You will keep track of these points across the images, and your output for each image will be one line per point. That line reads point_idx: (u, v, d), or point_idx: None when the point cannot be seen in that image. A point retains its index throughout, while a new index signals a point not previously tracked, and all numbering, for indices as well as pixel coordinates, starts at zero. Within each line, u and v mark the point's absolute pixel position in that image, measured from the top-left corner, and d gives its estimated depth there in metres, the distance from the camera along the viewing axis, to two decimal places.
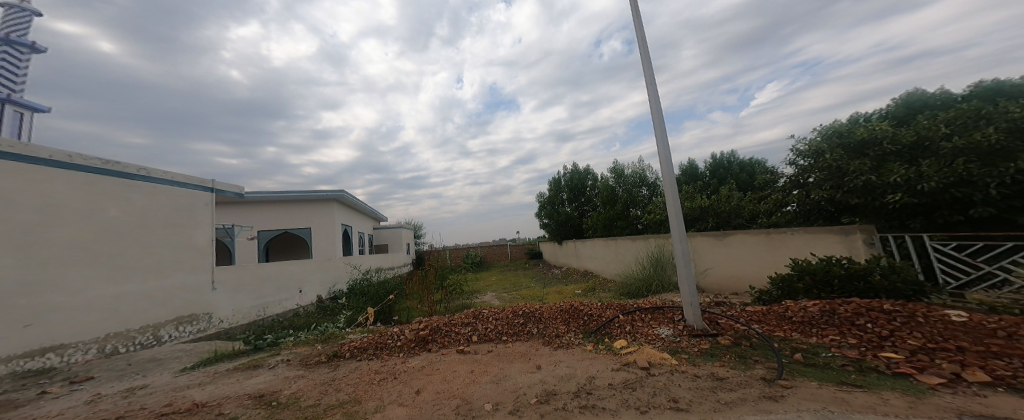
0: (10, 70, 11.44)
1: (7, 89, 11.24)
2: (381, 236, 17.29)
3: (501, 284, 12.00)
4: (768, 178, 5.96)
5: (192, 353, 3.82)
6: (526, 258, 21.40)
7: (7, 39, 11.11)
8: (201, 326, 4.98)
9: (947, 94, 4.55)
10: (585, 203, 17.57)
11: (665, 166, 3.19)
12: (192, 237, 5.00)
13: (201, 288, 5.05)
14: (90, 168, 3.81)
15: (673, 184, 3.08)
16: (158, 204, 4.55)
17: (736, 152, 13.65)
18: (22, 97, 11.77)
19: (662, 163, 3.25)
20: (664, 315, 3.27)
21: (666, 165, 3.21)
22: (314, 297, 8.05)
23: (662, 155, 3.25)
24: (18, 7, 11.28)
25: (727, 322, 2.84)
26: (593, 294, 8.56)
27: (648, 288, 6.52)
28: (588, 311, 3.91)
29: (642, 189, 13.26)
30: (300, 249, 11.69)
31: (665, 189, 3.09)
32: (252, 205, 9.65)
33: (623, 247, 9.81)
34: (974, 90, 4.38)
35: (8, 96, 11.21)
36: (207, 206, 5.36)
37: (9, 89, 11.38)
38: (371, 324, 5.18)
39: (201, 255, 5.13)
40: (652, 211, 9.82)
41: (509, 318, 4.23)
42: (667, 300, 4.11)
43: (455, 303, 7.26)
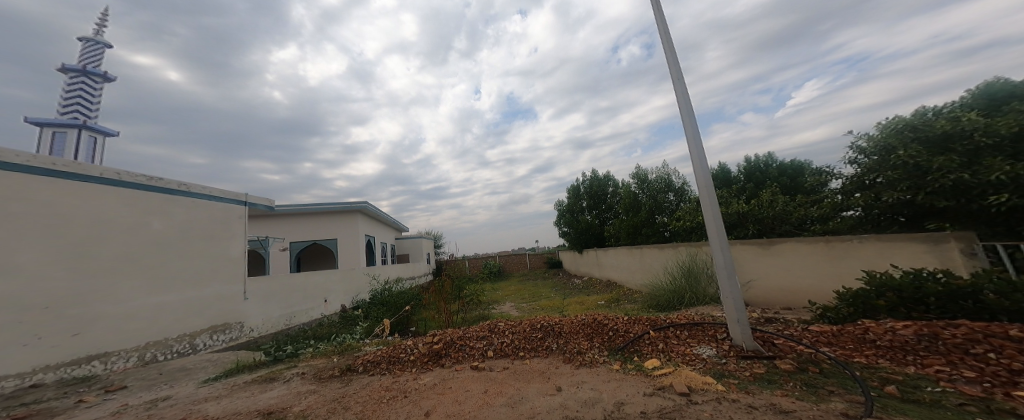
0: (86, 99, 12.76)
1: (83, 115, 12.52)
2: (403, 245, 17.54)
3: (519, 294, 11.68)
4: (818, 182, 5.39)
5: (218, 363, 3.83)
6: (546, 267, 20.93)
7: (82, 70, 12.52)
8: (233, 335, 5.07)
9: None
10: (607, 211, 17.00)
11: (699, 167, 2.81)
12: (227, 248, 5.15)
13: (234, 298, 5.16)
14: (137, 184, 4.00)
15: (708, 188, 2.71)
16: (197, 217, 4.73)
17: (770, 154, 12.72)
18: (96, 123, 13.10)
19: (696, 165, 2.89)
20: (704, 332, 2.86)
21: (699, 167, 2.85)
22: (337, 307, 8.15)
23: (697, 156, 2.90)
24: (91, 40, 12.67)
25: (786, 343, 2.43)
26: (617, 306, 8.05)
27: (680, 301, 6.00)
28: (613, 325, 3.55)
29: (669, 194, 12.52)
30: (326, 258, 12.01)
31: (700, 192, 2.74)
32: (282, 217, 10.03)
33: (648, 256, 9.25)
34: None
35: (84, 122, 12.51)
36: (241, 219, 5.53)
37: (85, 115, 12.70)
38: (388, 336, 5.08)
39: (235, 265, 5.27)
40: (680, 217, 9.22)
41: (527, 332, 3.94)
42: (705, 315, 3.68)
43: (473, 314, 7.05)
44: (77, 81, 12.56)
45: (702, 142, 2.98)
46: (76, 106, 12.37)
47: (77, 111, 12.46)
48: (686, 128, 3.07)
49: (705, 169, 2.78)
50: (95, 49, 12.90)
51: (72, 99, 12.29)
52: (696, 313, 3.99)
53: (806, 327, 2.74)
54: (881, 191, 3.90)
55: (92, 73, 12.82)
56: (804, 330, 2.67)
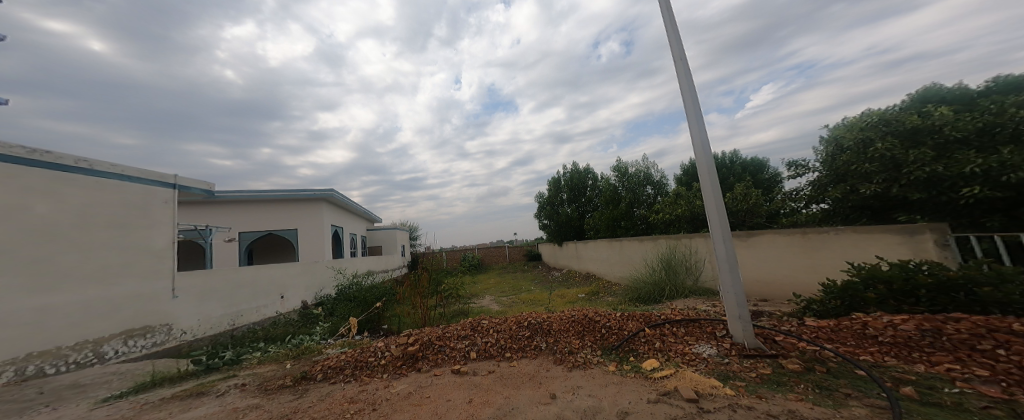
0: None
1: None
2: (376, 237, 16.70)
3: (499, 287, 11.45)
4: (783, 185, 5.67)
5: (127, 377, 3.29)
6: (526, 259, 20.85)
7: None
8: (157, 339, 4.40)
9: (964, 89, 4.18)
10: (585, 203, 17.09)
11: (705, 155, 2.61)
12: (147, 238, 4.44)
13: (159, 296, 4.48)
14: (9, 159, 3.25)
15: (712, 176, 2.52)
16: (103, 201, 4.00)
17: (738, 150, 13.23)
18: None
19: (698, 152, 2.70)
20: (701, 329, 2.72)
21: (704, 156, 2.66)
22: (298, 304, 7.48)
23: (698, 144, 2.71)
24: None
25: (786, 339, 2.31)
26: (598, 299, 8.04)
27: (661, 293, 6.00)
28: (605, 321, 3.37)
29: (647, 187, 12.69)
30: (287, 251, 11.08)
31: (700, 177, 2.59)
32: (233, 205, 9.03)
33: (628, 249, 9.31)
34: (990, 86, 4.04)
35: None
36: (167, 204, 4.80)
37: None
38: (356, 336, 4.62)
39: (160, 259, 4.58)
40: (659, 210, 9.34)
41: (513, 330, 3.68)
42: (696, 309, 3.61)
43: (451, 309, 6.71)
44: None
45: (703, 127, 2.79)
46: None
47: None
48: (687, 113, 2.87)
49: (709, 157, 2.62)
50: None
51: None
52: (684, 307, 3.93)
53: (801, 321, 2.66)
54: (856, 183, 3.96)
55: None
56: (799, 324, 2.59)
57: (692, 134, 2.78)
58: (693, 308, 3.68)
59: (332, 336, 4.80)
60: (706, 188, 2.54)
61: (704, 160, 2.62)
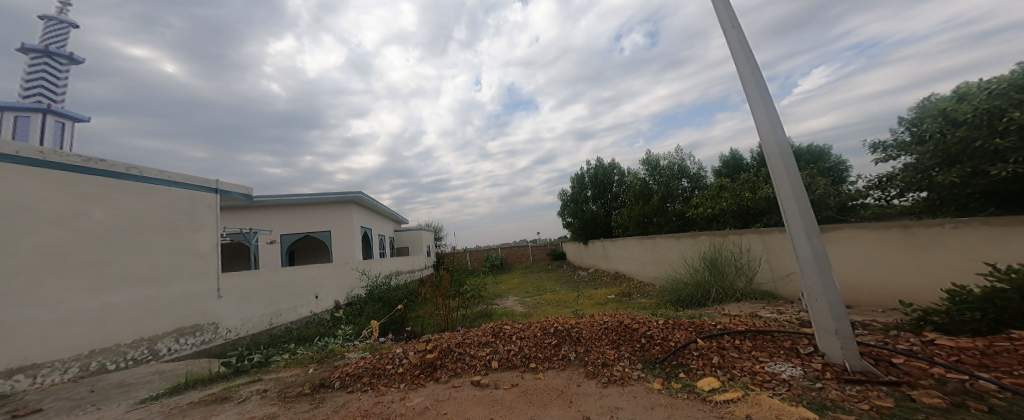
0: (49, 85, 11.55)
1: (47, 100, 11.29)
2: (402, 238, 16.97)
3: (523, 288, 11.12)
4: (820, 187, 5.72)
5: (168, 377, 3.26)
6: (550, 259, 20.36)
7: (43, 51, 11.30)
8: (205, 337, 4.51)
9: None
10: (612, 200, 16.28)
11: (774, 136, 2.13)
12: (194, 241, 4.57)
13: (206, 296, 4.60)
14: (68, 166, 3.34)
15: (786, 157, 2.05)
16: (154, 206, 4.12)
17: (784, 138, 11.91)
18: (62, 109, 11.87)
19: (763, 132, 2.22)
20: (774, 345, 2.20)
21: (773, 134, 2.17)
22: (330, 303, 7.62)
23: (762, 122, 2.23)
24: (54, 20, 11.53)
25: (912, 363, 1.78)
26: (630, 301, 7.46)
27: (705, 297, 5.34)
28: (645, 329, 2.91)
29: (682, 180, 11.72)
30: (319, 251, 11.45)
31: (772, 161, 2.13)
32: (269, 208, 9.41)
33: (662, 247, 8.61)
34: None
35: (48, 106, 11.23)
36: (211, 208, 4.94)
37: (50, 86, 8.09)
38: (378, 339, 4.50)
39: (205, 260, 4.70)
40: (697, 205, 8.54)
41: (538, 336, 3.33)
42: (762, 318, 3.04)
43: (474, 311, 6.49)
44: (38, 63, 11.27)
45: (768, 97, 2.28)
46: (41, 82, 11.46)
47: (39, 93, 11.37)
48: (744, 86, 2.38)
49: (779, 134, 2.14)
50: (61, 27, 11.69)
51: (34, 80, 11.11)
52: (742, 314, 3.37)
53: (924, 339, 2.09)
54: (983, 163, 3.20)
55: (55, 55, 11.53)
56: (923, 343, 2.01)
57: (753, 112, 2.30)
58: (759, 316, 3.11)
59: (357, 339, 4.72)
60: (779, 175, 2.08)
61: (773, 141, 2.13)
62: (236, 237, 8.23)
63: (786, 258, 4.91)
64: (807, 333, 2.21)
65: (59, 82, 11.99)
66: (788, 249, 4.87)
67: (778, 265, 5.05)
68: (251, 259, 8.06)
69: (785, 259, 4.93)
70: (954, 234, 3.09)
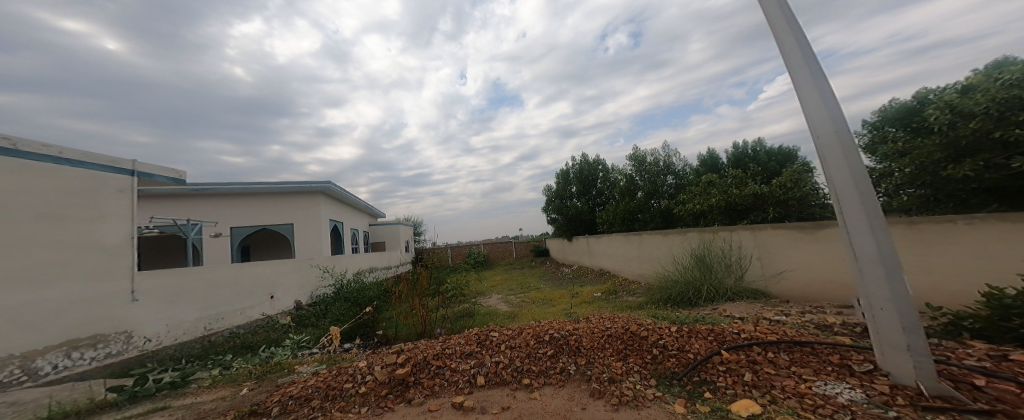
0: None
1: None
2: (378, 233, 16.13)
3: (506, 285, 10.74)
4: (787, 176, 6.32)
5: (25, 410, 2.48)
6: (533, 256, 20.08)
7: None
8: (112, 350, 3.74)
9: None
10: (597, 196, 16.11)
11: (827, 113, 1.73)
12: (97, 233, 3.82)
13: (115, 299, 3.84)
14: None
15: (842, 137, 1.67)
16: (36, 189, 3.35)
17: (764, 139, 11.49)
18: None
19: (811, 106, 1.83)
20: (820, 360, 1.86)
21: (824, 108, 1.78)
22: (289, 303, 6.83)
23: (811, 94, 1.83)
24: None
25: (999, 385, 1.45)
26: (617, 299, 7.22)
27: (699, 295, 5.11)
28: (657, 338, 2.53)
29: (667, 177, 11.46)
30: (283, 247, 10.46)
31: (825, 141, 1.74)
32: (222, 198, 8.40)
33: (648, 244, 8.43)
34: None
35: None
36: (122, 193, 4.16)
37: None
38: (337, 348, 3.90)
39: (114, 256, 3.94)
40: (684, 201, 8.45)
41: (530, 346, 2.90)
42: (776, 323, 2.74)
43: (454, 311, 5.96)
44: None
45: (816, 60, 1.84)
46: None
47: None
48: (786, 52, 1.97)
49: (833, 107, 1.73)
50: None
51: None
52: (754, 316, 3.07)
53: (986, 351, 1.80)
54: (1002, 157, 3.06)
55: None
56: (993, 359, 1.71)
57: (798, 83, 1.90)
58: (771, 320, 2.82)
59: (306, 349, 4.07)
60: (833, 156, 1.71)
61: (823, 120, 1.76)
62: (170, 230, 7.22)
63: (777, 256, 4.72)
64: (856, 346, 1.88)
65: None
66: (779, 246, 4.68)
67: (770, 263, 4.86)
68: (189, 255, 7.07)
69: (777, 257, 4.74)
70: (969, 230, 2.92)
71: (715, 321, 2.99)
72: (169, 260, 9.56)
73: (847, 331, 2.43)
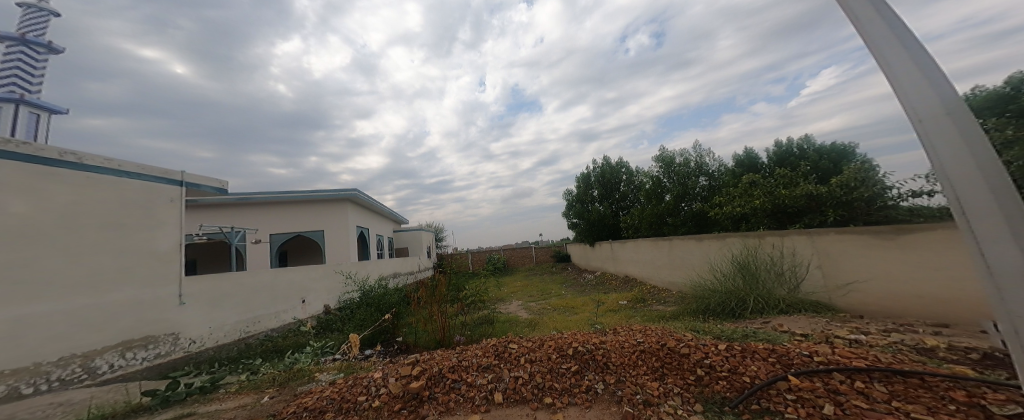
0: (26, 71, 11.34)
1: (22, 89, 11.13)
2: (401, 238, 16.47)
3: (527, 291, 10.47)
4: (847, 174, 5.59)
5: (71, 411, 2.56)
6: (555, 261, 19.65)
7: (20, 39, 10.94)
8: (160, 351, 3.89)
9: None
10: (620, 200, 15.50)
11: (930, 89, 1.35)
12: (152, 240, 3.99)
13: (164, 303, 3.99)
14: None
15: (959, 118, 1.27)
16: (99, 199, 3.54)
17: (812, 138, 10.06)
18: (39, 99, 11.68)
19: (905, 89, 1.43)
20: (938, 394, 1.33)
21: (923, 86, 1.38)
22: (319, 307, 7.02)
23: (907, 72, 1.43)
24: (34, 6, 11.12)
25: None
26: (646, 308, 6.75)
27: (743, 307, 4.60)
28: (701, 355, 2.11)
29: (700, 178, 10.52)
30: (313, 251, 10.88)
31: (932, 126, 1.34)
32: (260, 206, 8.85)
33: (680, 250, 7.86)
34: None
35: (22, 96, 11.01)
36: (173, 203, 4.34)
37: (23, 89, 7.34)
38: (355, 356, 3.85)
39: (166, 262, 4.10)
40: (720, 204, 7.80)
41: (553, 360, 2.65)
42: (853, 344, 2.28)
43: (473, 318, 5.84)
44: (14, 50, 11.00)
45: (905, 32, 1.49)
46: (9, 84, 11.13)
47: (16, 83, 11.11)
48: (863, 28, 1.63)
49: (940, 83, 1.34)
50: (40, 15, 11.31)
51: (9, 67, 10.93)
52: (822, 334, 2.62)
53: None
54: None
55: (32, 42, 11.24)
56: None
57: (883, 62, 1.51)
58: (843, 340, 2.35)
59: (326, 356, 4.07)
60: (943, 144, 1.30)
61: (928, 102, 1.35)
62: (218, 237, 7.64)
63: (843, 264, 4.13)
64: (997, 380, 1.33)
65: (36, 70, 11.68)
66: (847, 254, 4.09)
67: (833, 272, 4.27)
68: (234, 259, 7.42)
69: (843, 266, 4.14)
70: None
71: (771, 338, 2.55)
72: (217, 265, 10.19)
73: (956, 357, 1.94)
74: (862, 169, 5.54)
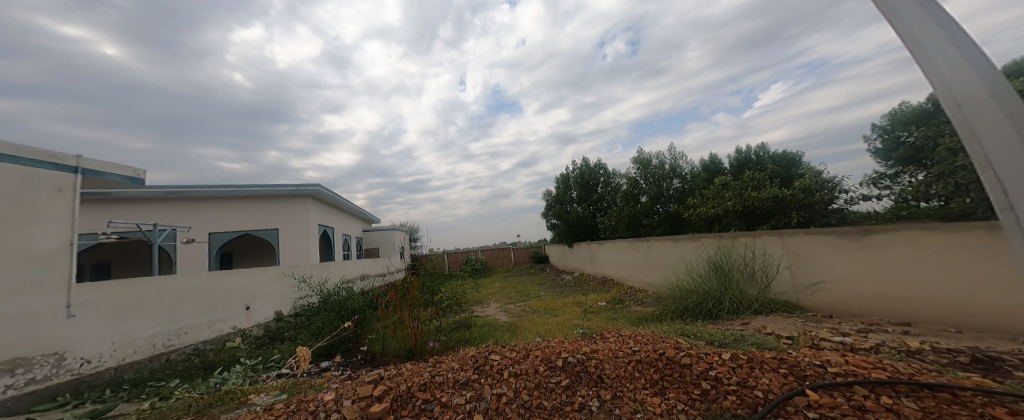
0: None
1: None
2: (372, 239, 15.58)
3: (505, 293, 10.18)
4: (807, 178, 5.86)
5: None
6: (532, 262, 19.51)
7: None
8: (37, 375, 3.15)
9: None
10: (598, 201, 15.63)
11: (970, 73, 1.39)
12: (28, 239, 3.29)
13: (43, 316, 3.26)
14: None
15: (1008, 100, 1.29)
16: None
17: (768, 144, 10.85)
18: None
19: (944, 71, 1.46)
20: (975, 411, 1.19)
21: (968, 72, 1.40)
22: (268, 315, 6.27)
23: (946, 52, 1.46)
24: None
25: None
26: (625, 309, 6.73)
27: (718, 307, 4.59)
28: (705, 367, 1.91)
29: (674, 180, 10.77)
30: (268, 253, 9.87)
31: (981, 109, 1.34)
32: (201, 202, 7.83)
33: (657, 251, 7.95)
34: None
35: None
36: (62, 194, 3.65)
37: None
38: (302, 374, 3.32)
39: (47, 266, 3.38)
40: (694, 205, 8.00)
41: (540, 374, 2.36)
42: (834, 349, 2.17)
43: (449, 323, 5.45)
44: None
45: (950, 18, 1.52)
46: None
47: None
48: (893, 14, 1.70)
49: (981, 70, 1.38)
50: None
51: None
52: (806, 337, 2.53)
53: None
54: None
55: None
56: None
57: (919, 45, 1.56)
58: (830, 344, 2.25)
59: (266, 373, 3.53)
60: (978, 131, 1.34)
61: (967, 84, 1.39)
62: (135, 236, 6.60)
63: (811, 264, 4.21)
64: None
65: None
66: (815, 254, 4.16)
67: (802, 272, 4.34)
68: (156, 262, 6.40)
69: (811, 266, 4.22)
70: None
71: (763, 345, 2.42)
72: (139, 267, 9.14)
73: (949, 361, 1.87)
74: (815, 174, 5.89)
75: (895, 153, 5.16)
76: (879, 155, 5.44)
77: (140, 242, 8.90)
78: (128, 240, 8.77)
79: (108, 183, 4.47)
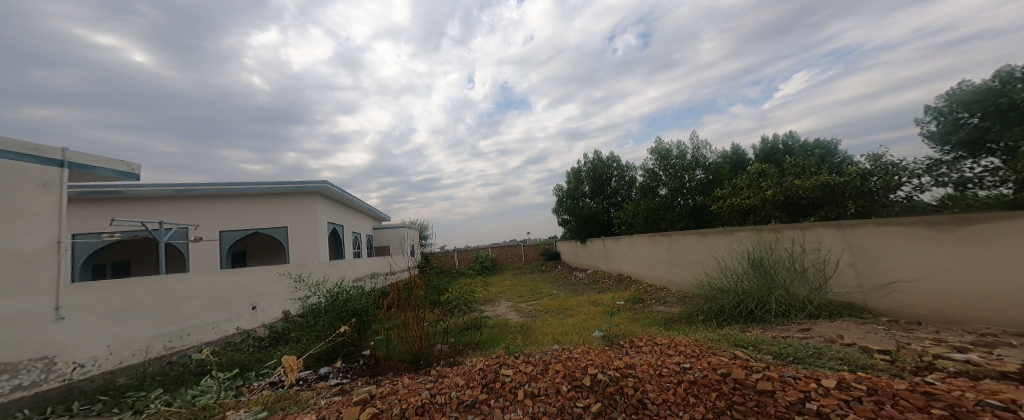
0: None
1: None
2: (381, 236, 15.43)
3: (516, 291, 9.76)
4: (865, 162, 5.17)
5: None
6: (544, 259, 19.04)
7: None
8: (25, 381, 2.88)
9: None
10: (612, 196, 14.98)
11: None
12: (11, 237, 3.02)
13: (30, 319, 2.99)
14: None
15: None
16: None
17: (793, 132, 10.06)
18: None
19: None
20: None
21: None
22: (274, 314, 6.03)
23: None
24: None
25: None
26: (647, 309, 6.20)
27: (765, 309, 4.01)
28: (793, 393, 1.38)
29: (698, 172, 10.00)
30: (276, 251, 9.75)
31: None
32: (208, 200, 7.67)
33: (680, 246, 7.37)
34: None
35: None
36: (48, 189, 3.39)
37: None
38: (292, 386, 2.99)
39: (30, 266, 3.11)
40: (723, 197, 7.37)
41: (566, 394, 1.91)
42: (976, 376, 1.61)
43: (456, 324, 5.07)
44: None
45: None
46: None
47: None
48: None
49: None
50: None
51: None
52: (914, 357, 1.98)
53: None
54: None
55: None
56: None
57: None
58: (964, 368, 1.69)
59: (256, 382, 3.19)
60: None
61: None
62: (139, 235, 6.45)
63: (883, 261, 3.61)
64: None
65: None
66: (888, 249, 3.57)
67: (870, 270, 3.74)
68: (160, 261, 6.23)
69: (884, 263, 3.61)
70: None
71: (866, 368, 1.86)
72: (147, 266, 9.12)
73: None
74: (873, 158, 5.19)
75: (954, 137, 4.41)
76: (932, 138, 4.67)
77: (145, 241, 8.86)
78: (137, 240, 8.74)
79: (101, 178, 4.22)
